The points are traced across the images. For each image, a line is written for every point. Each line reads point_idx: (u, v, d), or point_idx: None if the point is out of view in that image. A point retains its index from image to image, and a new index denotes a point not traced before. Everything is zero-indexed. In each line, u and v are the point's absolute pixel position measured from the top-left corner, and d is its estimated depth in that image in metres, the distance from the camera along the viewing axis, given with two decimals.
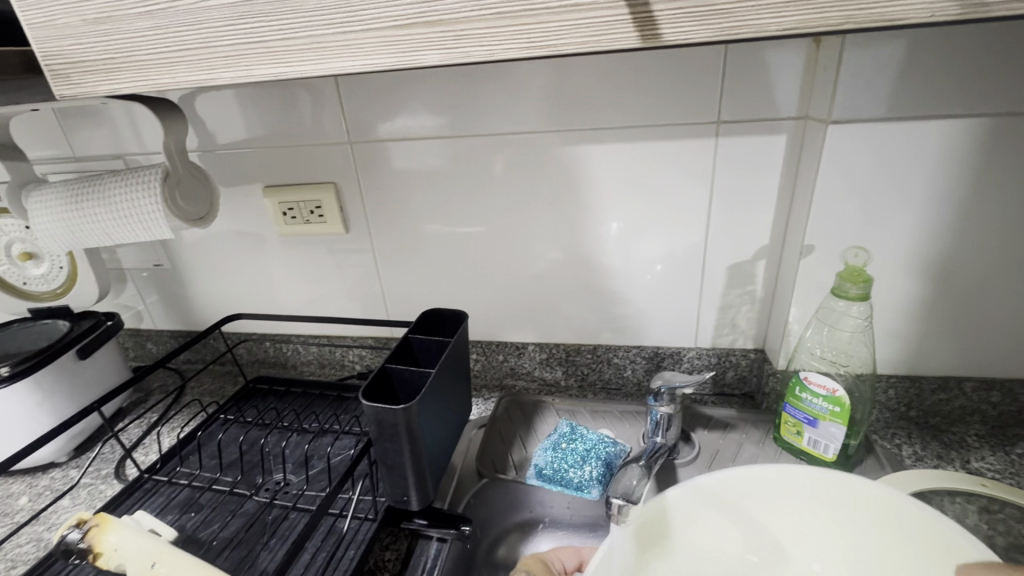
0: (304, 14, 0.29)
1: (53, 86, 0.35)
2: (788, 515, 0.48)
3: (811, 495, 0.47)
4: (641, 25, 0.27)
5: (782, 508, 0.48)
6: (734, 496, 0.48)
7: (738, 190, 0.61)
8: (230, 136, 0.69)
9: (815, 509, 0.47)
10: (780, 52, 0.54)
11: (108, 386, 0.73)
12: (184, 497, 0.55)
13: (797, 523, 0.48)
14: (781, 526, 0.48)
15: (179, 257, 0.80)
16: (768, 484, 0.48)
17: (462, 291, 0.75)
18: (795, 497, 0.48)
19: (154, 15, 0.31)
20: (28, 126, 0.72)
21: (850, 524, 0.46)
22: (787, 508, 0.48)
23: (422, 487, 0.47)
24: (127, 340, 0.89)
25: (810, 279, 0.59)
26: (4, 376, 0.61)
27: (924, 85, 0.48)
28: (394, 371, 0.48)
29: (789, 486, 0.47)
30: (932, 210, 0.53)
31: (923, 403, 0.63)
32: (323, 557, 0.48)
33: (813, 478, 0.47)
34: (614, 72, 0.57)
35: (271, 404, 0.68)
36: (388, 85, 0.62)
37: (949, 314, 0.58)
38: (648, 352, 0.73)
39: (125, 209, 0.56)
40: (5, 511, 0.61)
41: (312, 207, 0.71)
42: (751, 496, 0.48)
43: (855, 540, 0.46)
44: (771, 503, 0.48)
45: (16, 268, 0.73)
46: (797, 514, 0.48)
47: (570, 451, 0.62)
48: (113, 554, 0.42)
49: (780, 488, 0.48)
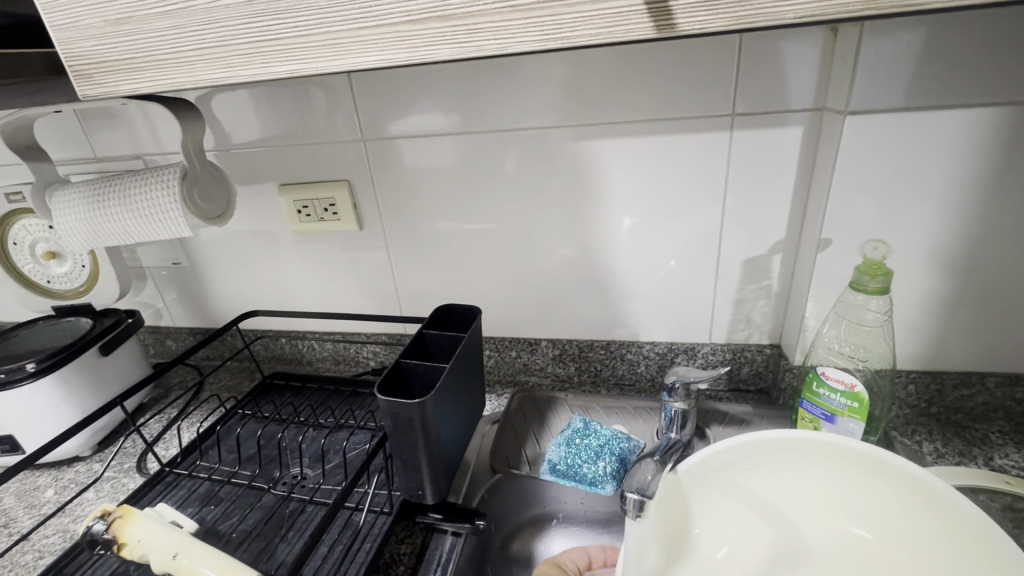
0: (318, 10, 0.30)
1: (77, 87, 0.35)
2: (800, 485, 0.48)
3: (797, 460, 0.47)
4: (656, 15, 0.27)
5: (802, 479, 0.48)
6: (752, 469, 0.48)
7: (753, 184, 0.60)
8: (245, 136, 0.70)
9: (838, 479, 0.46)
10: (795, 43, 0.53)
11: (129, 382, 0.75)
12: (204, 490, 0.56)
13: (800, 493, 0.48)
14: (779, 499, 0.48)
15: (196, 255, 0.82)
16: (778, 454, 0.47)
17: (475, 287, 0.75)
18: (786, 463, 0.47)
19: (172, 14, 0.31)
20: (50, 128, 0.74)
21: (874, 498, 0.45)
22: (798, 478, 0.48)
23: (429, 474, 0.46)
24: (147, 337, 0.91)
25: (828, 273, 0.58)
26: (31, 372, 0.63)
27: (946, 72, 0.47)
28: (408, 365, 0.48)
29: (782, 454, 0.47)
30: (953, 200, 0.52)
31: (944, 399, 0.62)
32: (339, 549, 0.49)
33: (835, 450, 0.46)
34: (626, 65, 0.57)
35: (288, 399, 0.69)
36: (401, 83, 0.62)
37: (972, 308, 0.57)
38: (662, 347, 0.72)
39: (145, 209, 0.57)
40: (33, 502, 0.63)
41: (326, 205, 0.71)
42: (753, 471, 0.48)
43: (854, 501, 0.46)
44: (776, 477, 0.48)
45: (40, 267, 0.74)
46: (793, 483, 0.48)
47: (583, 447, 0.61)
48: (136, 545, 0.43)
49: (786, 458, 0.47)
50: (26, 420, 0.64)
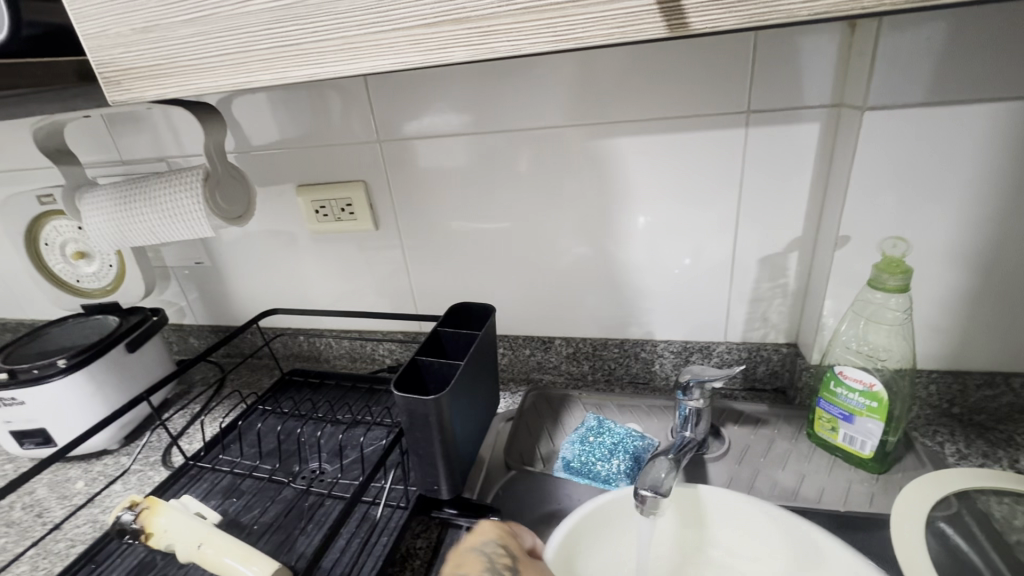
0: (336, 15, 0.30)
1: (107, 93, 0.37)
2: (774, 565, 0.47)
3: (776, 536, 0.47)
4: (668, 14, 0.27)
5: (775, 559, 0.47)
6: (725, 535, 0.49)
7: (769, 183, 0.60)
8: (264, 138, 0.71)
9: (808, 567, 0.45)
10: (813, 38, 0.52)
11: (154, 378, 0.77)
12: (227, 483, 0.57)
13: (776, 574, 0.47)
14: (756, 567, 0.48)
15: (217, 255, 0.84)
16: (748, 523, 0.48)
17: (489, 285, 0.75)
18: (759, 536, 0.48)
19: (196, 22, 0.32)
20: (79, 132, 0.76)
21: None
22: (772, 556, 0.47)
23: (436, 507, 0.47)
24: (171, 334, 0.93)
25: (846, 272, 0.57)
26: (62, 368, 0.65)
27: (968, 67, 0.46)
28: (424, 362, 0.49)
29: (752, 525, 0.48)
30: (976, 197, 0.51)
31: (967, 400, 0.60)
32: (357, 542, 0.50)
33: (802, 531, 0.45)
34: (641, 64, 0.57)
35: (306, 396, 0.71)
36: (415, 84, 0.63)
37: (997, 307, 0.55)
38: (677, 346, 0.72)
39: (169, 209, 0.59)
40: (65, 493, 0.66)
41: (343, 205, 0.73)
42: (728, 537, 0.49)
43: None
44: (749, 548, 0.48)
45: (70, 267, 0.78)
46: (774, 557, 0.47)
47: (598, 444, 0.61)
48: (163, 535, 0.45)
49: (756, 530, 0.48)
50: (59, 414, 0.67)
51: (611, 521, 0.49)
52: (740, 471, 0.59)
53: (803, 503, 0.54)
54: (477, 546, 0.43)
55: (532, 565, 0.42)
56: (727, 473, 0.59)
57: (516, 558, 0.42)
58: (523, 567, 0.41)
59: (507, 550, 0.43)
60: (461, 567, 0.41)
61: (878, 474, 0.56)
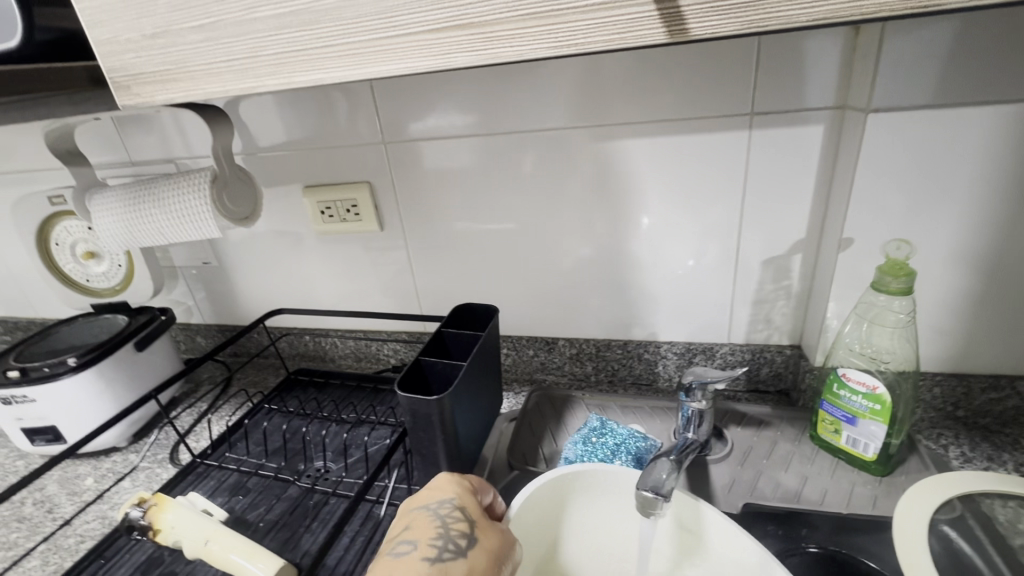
0: (342, 21, 0.31)
1: (117, 98, 0.37)
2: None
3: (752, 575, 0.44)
4: (668, 21, 0.27)
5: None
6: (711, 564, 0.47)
7: (773, 185, 0.60)
8: (271, 139, 0.72)
9: None
10: (817, 40, 0.52)
11: (162, 377, 0.78)
12: (233, 481, 0.58)
13: None
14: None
15: (224, 255, 0.84)
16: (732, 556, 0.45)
17: (493, 285, 0.76)
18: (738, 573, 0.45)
19: (204, 28, 0.33)
20: (89, 134, 0.77)
21: None
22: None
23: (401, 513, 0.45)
24: (178, 333, 0.94)
25: (850, 274, 0.57)
26: (72, 366, 0.66)
27: (973, 70, 0.46)
28: (427, 363, 0.50)
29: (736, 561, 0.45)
30: (981, 200, 0.51)
31: (972, 403, 0.60)
32: (361, 540, 0.50)
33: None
34: (644, 66, 0.57)
35: (312, 395, 0.71)
36: (420, 86, 0.64)
37: (1002, 310, 0.55)
38: (680, 347, 0.72)
39: (178, 210, 0.59)
40: (74, 490, 0.67)
41: (349, 206, 0.73)
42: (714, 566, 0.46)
43: None
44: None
45: (80, 267, 0.79)
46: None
47: (600, 445, 0.61)
48: (171, 531, 0.45)
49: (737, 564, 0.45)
50: (69, 411, 0.68)
51: (594, 490, 0.49)
52: (742, 473, 0.59)
53: (805, 505, 0.54)
54: (433, 506, 0.42)
55: (488, 527, 0.41)
56: (730, 475, 0.59)
57: (472, 522, 0.41)
58: (481, 531, 0.41)
59: (463, 511, 0.42)
60: (414, 529, 0.41)
61: (881, 476, 0.56)
